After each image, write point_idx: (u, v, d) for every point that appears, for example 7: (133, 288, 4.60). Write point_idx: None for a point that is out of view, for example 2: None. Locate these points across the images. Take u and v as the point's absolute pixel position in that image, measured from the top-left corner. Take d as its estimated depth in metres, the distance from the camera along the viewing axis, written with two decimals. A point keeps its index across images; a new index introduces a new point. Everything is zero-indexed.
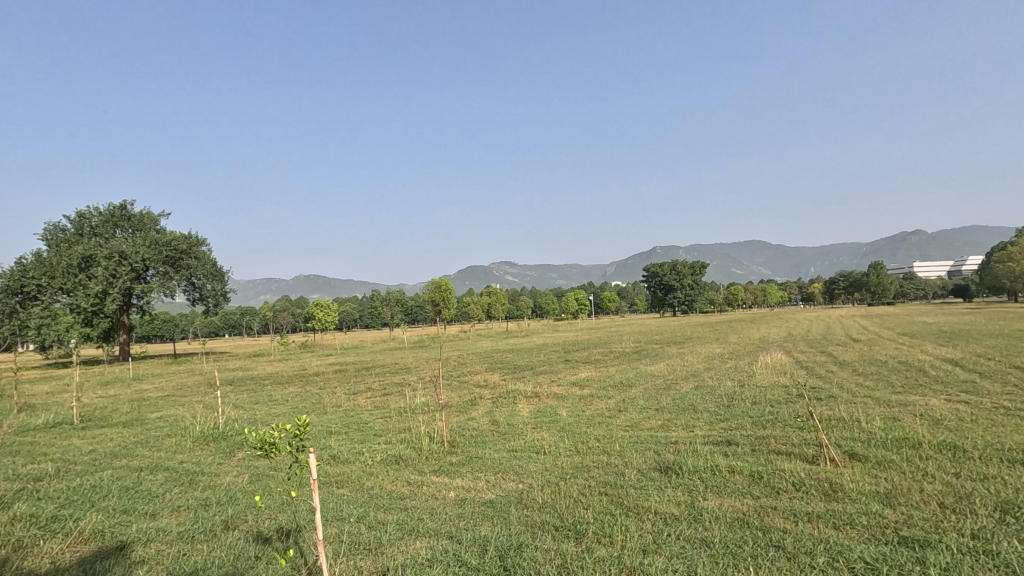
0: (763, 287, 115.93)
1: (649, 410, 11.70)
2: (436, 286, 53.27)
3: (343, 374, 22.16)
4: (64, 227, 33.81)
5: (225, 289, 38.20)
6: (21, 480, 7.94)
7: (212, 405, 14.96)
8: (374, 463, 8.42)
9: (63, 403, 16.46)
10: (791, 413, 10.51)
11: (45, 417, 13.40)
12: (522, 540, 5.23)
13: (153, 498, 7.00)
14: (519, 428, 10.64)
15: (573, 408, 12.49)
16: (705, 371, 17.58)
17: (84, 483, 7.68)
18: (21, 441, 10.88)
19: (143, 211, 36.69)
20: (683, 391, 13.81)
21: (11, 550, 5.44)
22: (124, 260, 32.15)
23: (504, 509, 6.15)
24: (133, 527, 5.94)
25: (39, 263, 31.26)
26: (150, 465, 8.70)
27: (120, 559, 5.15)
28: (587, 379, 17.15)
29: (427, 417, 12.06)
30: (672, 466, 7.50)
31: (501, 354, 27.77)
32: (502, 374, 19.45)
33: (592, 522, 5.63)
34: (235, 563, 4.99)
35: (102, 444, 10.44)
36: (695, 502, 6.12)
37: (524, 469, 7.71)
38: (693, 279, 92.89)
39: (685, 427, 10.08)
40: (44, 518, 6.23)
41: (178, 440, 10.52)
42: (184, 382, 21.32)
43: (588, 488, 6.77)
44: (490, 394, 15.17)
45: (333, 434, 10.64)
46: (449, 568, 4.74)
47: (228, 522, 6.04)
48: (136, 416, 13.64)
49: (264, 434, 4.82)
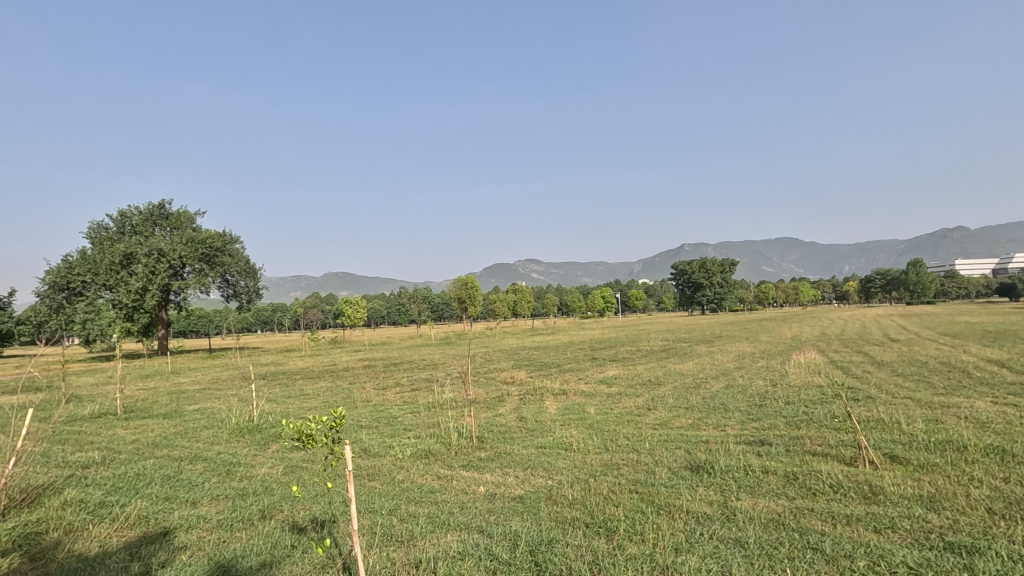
0: (795, 287, 113.00)
1: (679, 409, 11.54)
2: (463, 283, 53.45)
3: (372, 369, 22.45)
4: (108, 226, 35.17)
5: (258, 286, 39.06)
6: (70, 466, 8.31)
7: (247, 399, 15.36)
8: (404, 457, 8.54)
9: (107, 394, 17.12)
10: (826, 413, 10.25)
11: (90, 408, 14.00)
12: (553, 536, 5.23)
13: (193, 487, 7.22)
14: (547, 424, 10.63)
15: (600, 406, 12.41)
16: (736, 370, 17.20)
17: (129, 471, 7.99)
18: (69, 430, 11.37)
19: (180, 209, 37.74)
20: (713, 390, 13.59)
21: (63, 533, 5.68)
22: (162, 257, 33.11)
23: (533, 505, 6.16)
24: (175, 514, 6.15)
25: (84, 261, 32.65)
26: (189, 455, 8.98)
27: (164, 544, 5.33)
28: (614, 377, 17.00)
29: (455, 413, 12.11)
30: (703, 465, 7.39)
31: (528, 352, 27.75)
32: (529, 372, 19.43)
33: (623, 520, 5.60)
34: (273, 551, 5.11)
35: (144, 435, 10.81)
36: (728, 501, 6.03)
37: (553, 466, 7.71)
38: (723, 277, 91.15)
39: (716, 426, 9.92)
40: (93, 503, 6.49)
41: (216, 432, 10.84)
42: (219, 376, 21.96)
43: (618, 486, 6.73)
44: (517, 391, 15.19)
45: (364, 428, 10.82)
46: (481, 561, 4.76)
47: (265, 511, 6.20)
48: (175, 408, 14.13)
49: (301, 425, 4.90)
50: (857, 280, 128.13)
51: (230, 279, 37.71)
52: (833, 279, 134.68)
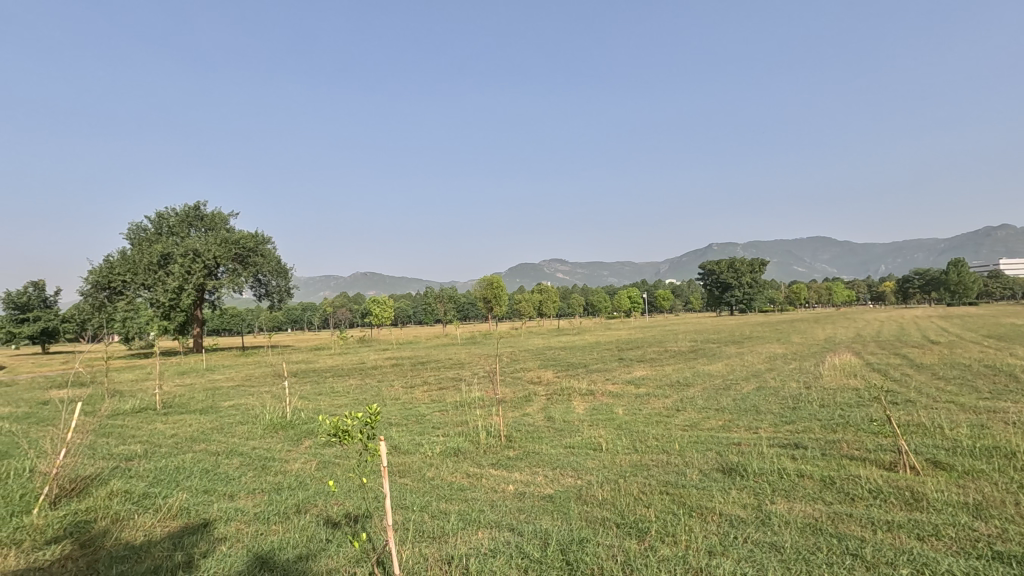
0: (828, 287, 110.07)
1: (708, 411, 11.34)
2: (489, 283, 53.55)
3: (400, 368, 22.71)
4: (146, 227, 36.42)
5: (289, 286, 39.78)
6: (114, 459, 8.65)
7: (279, 396, 15.69)
8: (433, 454, 8.62)
9: (147, 390, 17.75)
10: (863, 417, 9.97)
11: (132, 403, 14.53)
12: (584, 536, 5.21)
13: (230, 480, 7.43)
14: (575, 424, 10.60)
15: (629, 406, 12.28)
16: (767, 372, 16.84)
17: (169, 464, 8.25)
18: (112, 423, 11.84)
19: (215, 211, 38.72)
20: (744, 392, 13.38)
21: (111, 522, 5.91)
22: (197, 258, 34.04)
23: (563, 504, 6.15)
24: (214, 507, 6.33)
25: (125, 261, 33.90)
26: (226, 449, 9.24)
27: (205, 535, 5.50)
28: (642, 378, 16.84)
29: (483, 412, 12.14)
30: (735, 467, 7.28)
31: (555, 352, 27.65)
32: (556, 372, 19.36)
33: (654, 521, 5.55)
34: (309, 545, 5.22)
35: (182, 429, 11.17)
36: (763, 505, 5.92)
37: (582, 466, 7.68)
38: (752, 277, 89.26)
39: (748, 428, 9.76)
40: (137, 494, 6.74)
41: (251, 427, 11.12)
42: (253, 373, 22.58)
43: (648, 486, 6.67)
44: (544, 391, 15.16)
45: (394, 425, 10.97)
46: (512, 559, 4.79)
47: (300, 505, 6.33)
48: (211, 404, 14.54)
49: (337, 421, 4.84)
50: (894, 281, 124.06)
51: (262, 278, 38.50)
52: (868, 279, 131.13)
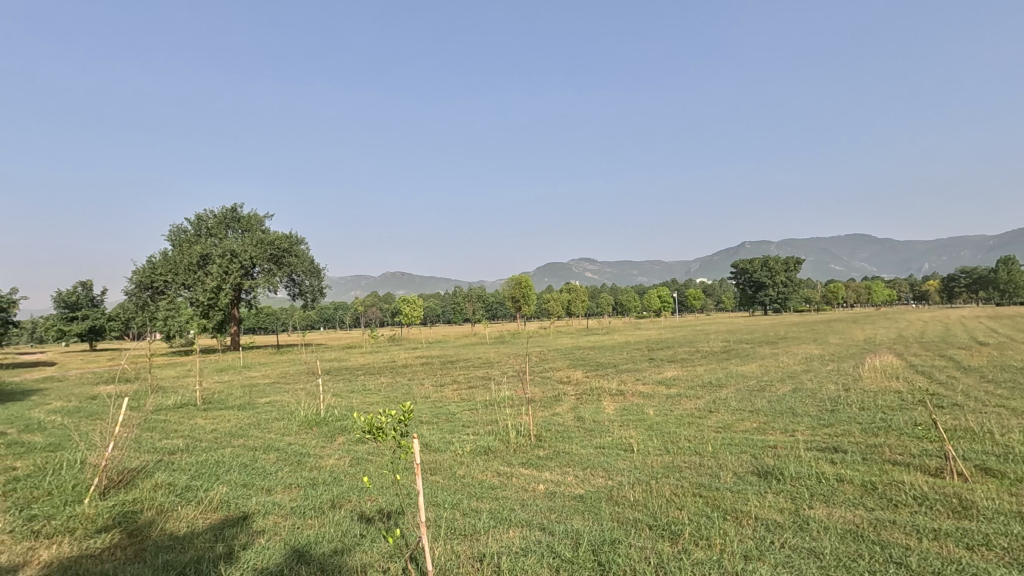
0: (868, 286, 106.45)
1: (742, 412, 11.11)
2: (517, 282, 53.50)
3: (430, 366, 22.91)
4: (186, 229, 37.72)
5: (322, 285, 40.54)
6: (159, 452, 8.99)
7: (313, 393, 16.04)
8: (464, 452, 8.69)
9: (188, 386, 18.40)
10: (907, 420, 9.62)
11: (174, 398, 15.10)
12: (616, 537, 5.17)
13: (267, 475, 7.64)
14: (605, 425, 10.52)
15: (660, 407, 12.15)
16: (804, 373, 16.37)
17: (210, 458, 8.53)
18: (156, 418, 12.32)
19: (251, 212, 39.79)
20: (779, 394, 13.06)
21: (156, 513, 6.14)
22: (235, 258, 35.05)
23: (594, 505, 6.12)
24: (253, 500, 6.51)
25: (167, 262, 35.21)
26: (263, 445, 9.49)
27: (244, 528, 5.67)
28: (673, 378, 16.59)
29: (512, 411, 12.15)
30: (771, 471, 7.11)
31: (584, 351, 27.49)
32: (585, 372, 19.22)
33: (687, 524, 5.47)
34: (343, 539, 5.32)
35: (221, 424, 11.54)
36: (800, 509, 5.77)
37: (613, 466, 7.62)
38: (787, 276, 87.05)
39: (784, 431, 9.52)
40: (180, 487, 6.99)
41: (286, 424, 11.39)
42: (287, 371, 23.17)
43: (680, 488, 6.59)
44: (574, 390, 15.09)
45: (425, 423, 11.09)
46: (544, 558, 4.79)
47: (334, 500, 6.47)
48: (248, 400, 14.96)
49: (370, 419, 4.89)
50: (938, 280, 119.22)
51: (296, 278, 39.34)
52: (911, 278, 126.40)
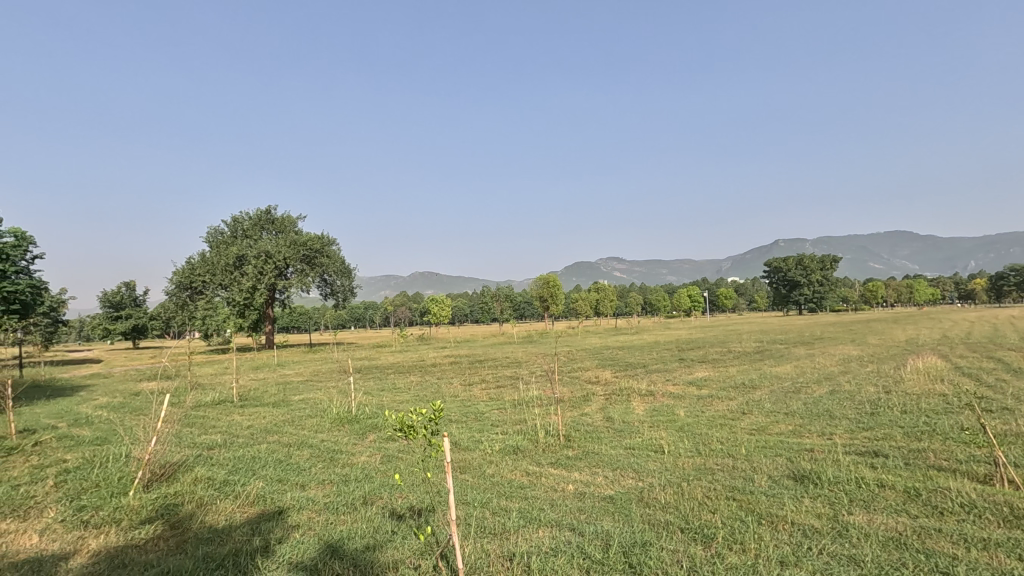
0: (909, 284, 102.59)
1: (777, 414, 10.83)
2: (545, 282, 53.36)
3: (459, 365, 23.04)
4: (224, 231, 38.90)
5: (353, 285, 41.14)
6: (198, 447, 9.29)
7: (344, 391, 16.32)
8: (493, 451, 8.72)
9: (226, 383, 18.94)
10: (952, 425, 9.23)
11: (212, 395, 15.57)
12: (647, 539, 5.11)
13: (301, 471, 7.81)
14: (635, 425, 10.41)
15: (691, 408, 11.98)
16: (842, 375, 15.87)
17: (246, 454, 8.77)
18: (196, 414, 12.75)
19: (285, 214, 40.67)
20: (816, 396, 12.69)
21: (196, 506, 6.33)
22: (269, 259, 35.88)
23: (624, 506, 6.06)
24: (288, 495, 6.67)
25: (205, 263, 36.40)
26: (297, 441, 9.71)
27: (280, 522, 5.80)
28: (704, 379, 16.32)
29: (541, 410, 12.12)
30: (808, 475, 6.92)
31: (613, 351, 27.23)
32: (614, 372, 19.05)
33: (720, 528, 5.36)
34: (375, 535, 5.40)
35: (257, 421, 11.85)
36: (838, 515, 5.59)
37: (643, 468, 7.53)
38: (823, 275, 84.58)
39: (821, 433, 9.26)
40: (218, 481, 7.20)
41: (319, 421, 11.61)
42: (320, 369, 23.62)
43: (712, 491, 6.47)
44: (603, 391, 14.97)
45: (454, 422, 11.17)
46: (574, 558, 4.77)
47: (366, 497, 6.57)
48: (282, 398, 15.31)
49: (402, 416, 4.93)
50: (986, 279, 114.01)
51: (328, 278, 40.01)
52: (956, 276, 121.30)
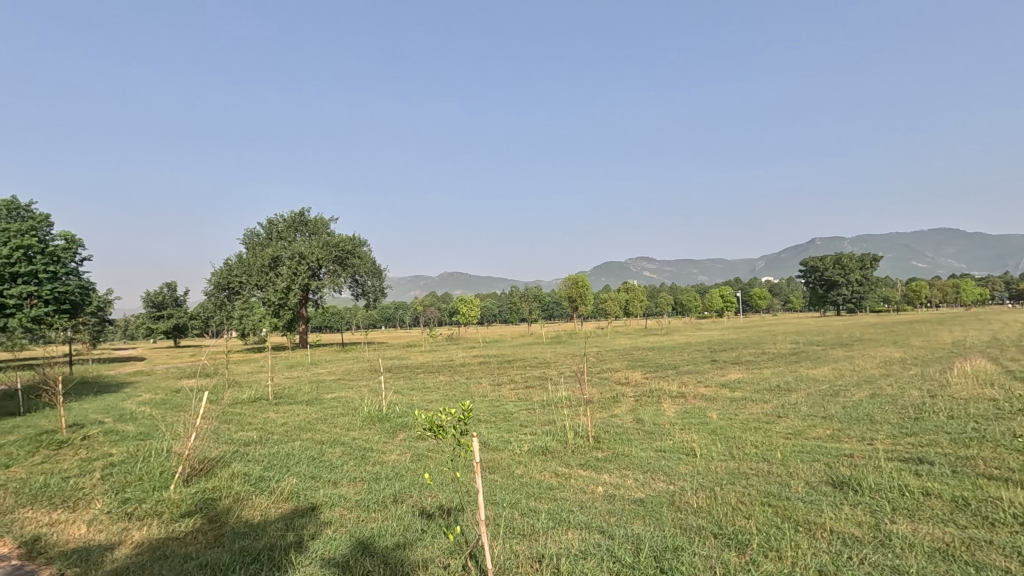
0: (955, 284, 98.38)
1: (814, 418, 10.50)
2: (574, 282, 53.09)
3: (487, 365, 23.11)
4: (259, 233, 39.96)
5: (383, 286, 41.69)
6: (235, 443, 9.55)
7: (375, 390, 16.55)
8: (522, 452, 8.71)
9: (261, 381, 19.43)
10: (1003, 432, 8.79)
11: (248, 392, 16.00)
12: (679, 544, 5.01)
13: (333, 468, 7.95)
14: (665, 428, 10.25)
15: (723, 410, 11.72)
16: (883, 378, 15.31)
17: (280, 450, 8.97)
18: (233, 411, 13.12)
19: (318, 216, 41.48)
20: (855, 399, 12.29)
21: (232, 501, 6.50)
22: (303, 260, 36.69)
23: (655, 510, 5.96)
24: (320, 492, 6.78)
25: (242, 264, 37.48)
26: (330, 439, 9.87)
27: (313, 518, 5.91)
28: (738, 381, 15.98)
29: (570, 411, 12.06)
30: (848, 481, 6.68)
31: (643, 352, 26.88)
32: (644, 373, 18.82)
33: (755, 534, 5.22)
34: (405, 534, 5.44)
35: (291, 418, 12.11)
36: (881, 524, 5.39)
37: (674, 470, 7.41)
38: (862, 274, 81.82)
39: (861, 438, 8.94)
40: (254, 477, 7.38)
41: (351, 419, 11.81)
42: (351, 368, 24.03)
43: (747, 496, 6.31)
44: (632, 392, 14.80)
45: (483, 422, 11.19)
46: (604, 562, 4.71)
47: (397, 495, 6.63)
48: (315, 396, 15.62)
49: (431, 416, 4.94)
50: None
51: (359, 279, 40.65)
52: (1006, 276, 115.77)
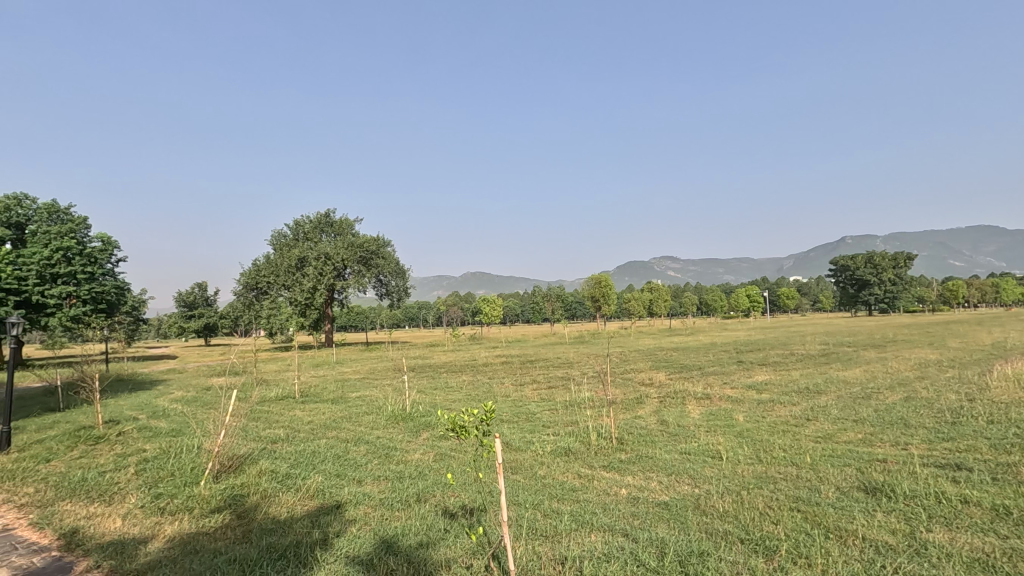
0: (995, 283, 94.88)
1: (845, 421, 10.24)
2: (596, 281, 52.75)
3: (510, 365, 23.12)
4: (286, 234, 40.75)
5: (407, 285, 42.04)
6: (263, 441, 9.74)
7: (399, 390, 16.71)
8: (544, 452, 8.69)
9: (288, 380, 19.80)
10: None
11: (275, 391, 16.31)
12: (704, 549, 4.93)
13: (358, 466, 8.04)
14: (690, 430, 10.10)
15: (750, 412, 11.50)
16: (918, 381, 14.84)
17: (307, 448, 9.11)
18: (261, 409, 13.40)
19: (343, 217, 42.05)
20: (887, 402, 11.94)
21: (260, 497, 6.63)
22: (328, 260, 37.21)
23: (680, 513, 5.87)
24: (345, 490, 6.87)
25: (270, 264, 38.29)
26: (354, 438, 10.00)
27: (338, 516, 5.99)
28: (765, 382, 15.67)
29: (593, 412, 12.00)
30: (881, 487, 6.49)
31: (667, 353, 26.59)
32: (668, 374, 18.62)
33: (784, 540, 5.11)
34: (428, 533, 5.47)
35: (317, 417, 12.32)
36: (916, 532, 5.21)
37: (699, 473, 7.31)
38: (895, 273, 79.53)
39: (894, 443, 8.68)
40: (281, 474, 7.52)
41: (375, 418, 11.95)
42: (375, 367, 24.32)
43: (775, 501, 6.18)
44: (656, 393, 14.67)
45: (506, 422, 11.20)
46: (627, 565, 4.66)
47: (420, 494, 6.68)
48: (340, 394, 15.85)
49: (454, 417, 4.95)
50: None
51: (383, 279, 41.06)
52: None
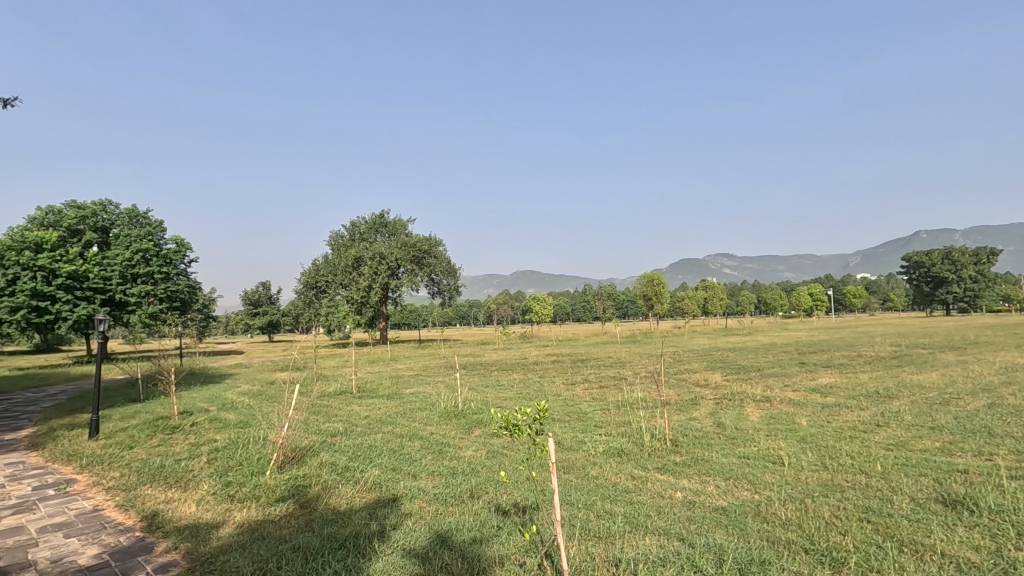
0: None
1: (920, 428, 9.59)
2: (649, 280, 51.62)
3: (561, 364, 22.99)
4: (344, 234, 42.21)
5: (458, 284, 42.55)
6: (322, 434, 10.12)
7: (451, 387, 16.95)
8: (597, 453, 8.60)
9: (346, 376, 20.46)
10: None
11: (334, 386, 16.92)
12: (766, 557, 4.75)
13: (412, 461, 8.23)
14: (749, 433, 9.73)
15: (814, 416, 10.96)
16: (1005, 386, 13.69)
17: (364, 442, 9.40)
18: (321, 403, 13.93)
19: (397, 218, 43.05)
20: (968, 409, 11.09)
21: (321, 488, 6.90)
22: (383, 260, 38.13)
23: (739, 520, 5.67)
24: (400, 484, 7.04)
25: (328, 264, 39.82)
26: (409, 433, 10.22)
27: (394, 509, 6.15)
28: (831, 385, 14.85)
29: (647, 413, 11.79)
30: (962, 500, 6.04)
31: (724, 353, 25.76)
32: (725, 375, 18.02)
33: (853, 552, 4.85)
34: (482, 529, 5.53)
35: (374, 412, 12.69)
36: (1003, 550, 4.82)
37: (759, 479, 7.03)
38: (976, 270, 73.84)
39: (977, 453, 8.06)
40: (340, 466, 7.79)
41: (428, 414, 12.17)
42: (428, 364, 24.81)
43: (842, 511, 5.87)
44: (713, 394, 14.24)
45: (558, 421, 11.16)
46: (684, 570, 4.56)
47: (473, 491, 6.74)
48: (395, 391, 16.26)
49: (507, 416, 4.97)
50: None
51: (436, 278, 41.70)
52: None
